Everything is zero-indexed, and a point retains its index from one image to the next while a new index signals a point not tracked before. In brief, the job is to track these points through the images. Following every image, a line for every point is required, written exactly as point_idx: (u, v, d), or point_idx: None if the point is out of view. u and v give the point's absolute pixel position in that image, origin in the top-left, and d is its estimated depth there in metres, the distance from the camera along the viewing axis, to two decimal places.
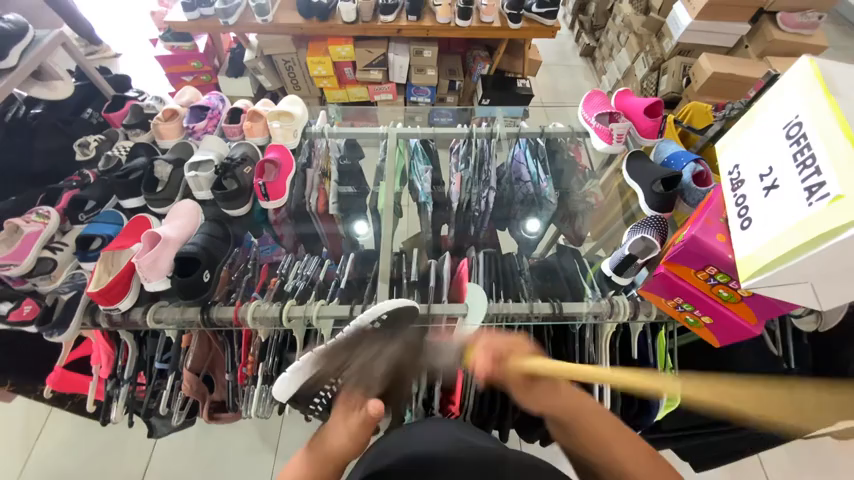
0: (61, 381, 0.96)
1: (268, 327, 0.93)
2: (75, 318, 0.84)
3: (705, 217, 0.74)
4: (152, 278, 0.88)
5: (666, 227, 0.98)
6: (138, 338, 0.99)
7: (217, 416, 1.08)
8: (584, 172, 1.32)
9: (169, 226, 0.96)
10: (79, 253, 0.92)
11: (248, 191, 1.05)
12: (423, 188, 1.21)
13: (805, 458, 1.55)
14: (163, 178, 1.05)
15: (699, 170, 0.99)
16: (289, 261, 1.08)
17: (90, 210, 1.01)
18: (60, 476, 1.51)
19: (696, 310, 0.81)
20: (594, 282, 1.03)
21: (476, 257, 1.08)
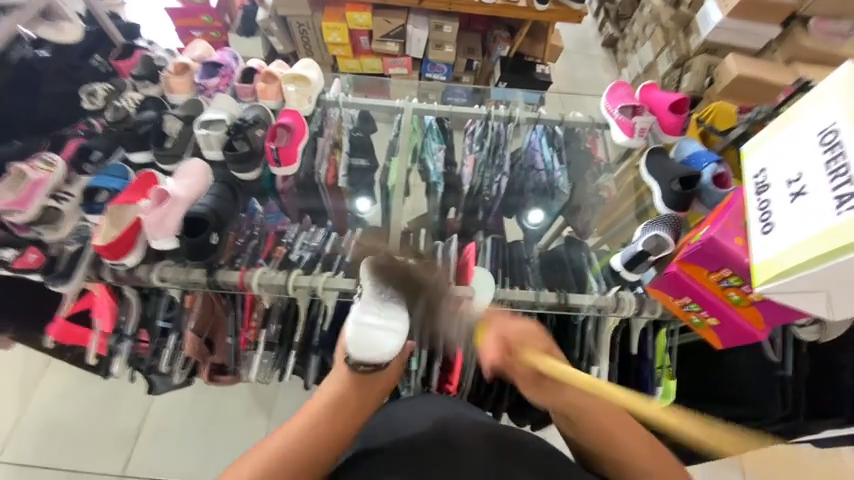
0: (64, 332, 0.97)
1: (273, 294, 0.92)
2: (81, 270, 0.84)
3: (724, 219, 0.73)
4: (159, 236, 0.86)
5: (680, 226, 0.98)
6: (143, 295, 0.98)
7: (217, 378, 1.07)
8: (599, 164, 1.30)
9: (177, 184, 0.94)
10: (85, 204, 0.92)
11: (259, 156, 1.03)
12: (435, 168, 1.19)
13: (780, 461, 1.60)
14: (171, 133, 1.04)
15: (720, 171, 0.98)
16: (295, 230, 1.05)
17: (97, 160, 1.00)
18: (56, 423, 1.54)
19: (702, 311, 0.80)
20: (601, 275, 1.02)
21: (484, 242, 1.08)
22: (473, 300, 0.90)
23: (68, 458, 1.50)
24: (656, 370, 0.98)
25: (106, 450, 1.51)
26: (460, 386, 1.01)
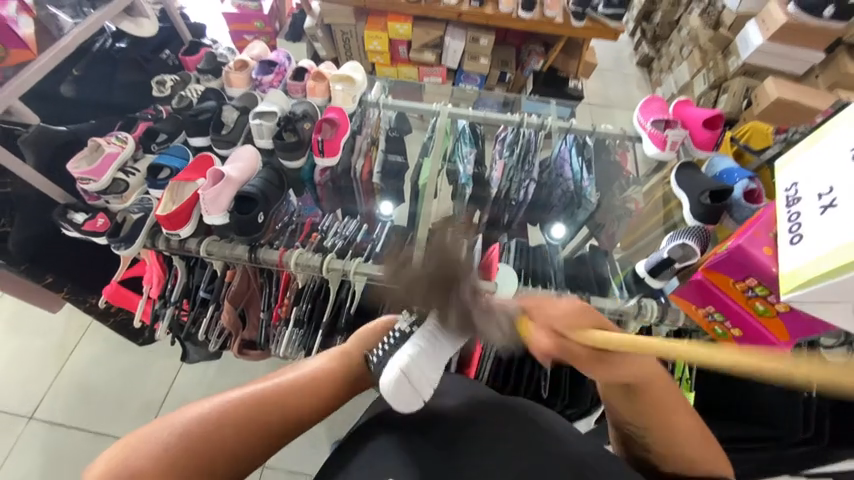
0: (115, 294, 1.05)
1: (307, 274, 0.99)
2: (140, 237, 0.93)
3: (753, 229, 0.75)
4: (212, 212, 0.95)
5: (707, 239, 0.99)
6: (188, 267, 1.06)
7: (246, 352, 1.13)
8: (627, 178, 1.31)
9: (232, 166, 1.03)
10: (149, 180, 1.00)
11: (306, 145, 1.11)
12: (465, 170, 1.23)
13: None
14: (229, 122, 1.14)
15: (752, 187, 1.00)
16: (330, 221, 1.12)
17: (161, 141, 1.09)
18: (91, 385, 1.65)
19: (726, 321, 0.81)
20: (623, 283, 1.04)
21: (507, 244, 1.15)
22: None
23: (95, 421, 1.59)
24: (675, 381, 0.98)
25: (131, 417, 1.60)
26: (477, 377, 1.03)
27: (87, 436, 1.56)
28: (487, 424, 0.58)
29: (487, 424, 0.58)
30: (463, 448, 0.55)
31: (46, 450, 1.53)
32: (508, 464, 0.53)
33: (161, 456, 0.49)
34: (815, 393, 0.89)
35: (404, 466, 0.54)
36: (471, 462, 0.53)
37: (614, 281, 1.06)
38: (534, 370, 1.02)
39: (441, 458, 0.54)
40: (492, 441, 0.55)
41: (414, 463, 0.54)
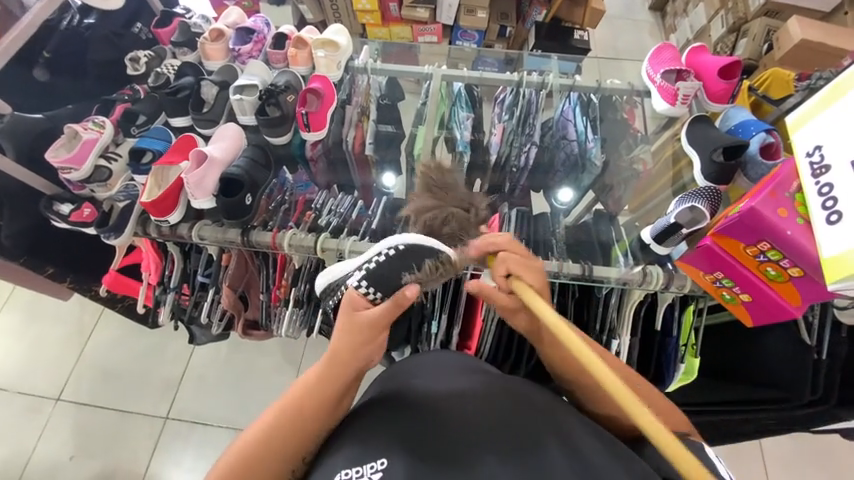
0: (115, 282, 1.05)
1: (301, 255, 0.97)
2: (129, 225, 0.92)
3: (769, 190, 0.70)
4: (198, 196, 0.93)
5: (719, 199, 0.93)
6: (184, 252, 1.05)
7: (250, 332, 1.15)
8: (636, 135, 1.24)
9: (215, 147, 1.00)
10: (132, 165, 0.99)
11: (290, 119, 1.06)
12: (462, 136, 1.16)
13: (809, 451, 1.55)
14: (209, 98, 1.09)
15: (770, 140, 0.92)
16: (324, 197, 1.08)
17: (142, 124, 1.06)
18: (111, 366, 1.72)
19: (735, 286, 0.77)
20: (628, 251, 0.99)
21: (509, 213, 1.09)
22: None
23: (119, 399, 1.67)
24: (680, 348, 0.97)
25: (152, 395, 1.67)
26: (479, 349, 1.04)
27: (112, 414, 1.64)
28: (478, 405, 0.58)
29: (478, 404, 0.59)
30: (452, 430, 0.56)
31: (76, 427, 1.62)
32: (497, 445, 0.53)
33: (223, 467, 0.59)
34: (825, 355, 0.87)
35: (396, 450, 0.55)
36: (462, 444, 0.54)
37: (619, 248, 1.01)
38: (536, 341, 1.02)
39: (431, 440, 0.55)
40: (483, 422, 0.56)
41: (406, 446, 0.55)
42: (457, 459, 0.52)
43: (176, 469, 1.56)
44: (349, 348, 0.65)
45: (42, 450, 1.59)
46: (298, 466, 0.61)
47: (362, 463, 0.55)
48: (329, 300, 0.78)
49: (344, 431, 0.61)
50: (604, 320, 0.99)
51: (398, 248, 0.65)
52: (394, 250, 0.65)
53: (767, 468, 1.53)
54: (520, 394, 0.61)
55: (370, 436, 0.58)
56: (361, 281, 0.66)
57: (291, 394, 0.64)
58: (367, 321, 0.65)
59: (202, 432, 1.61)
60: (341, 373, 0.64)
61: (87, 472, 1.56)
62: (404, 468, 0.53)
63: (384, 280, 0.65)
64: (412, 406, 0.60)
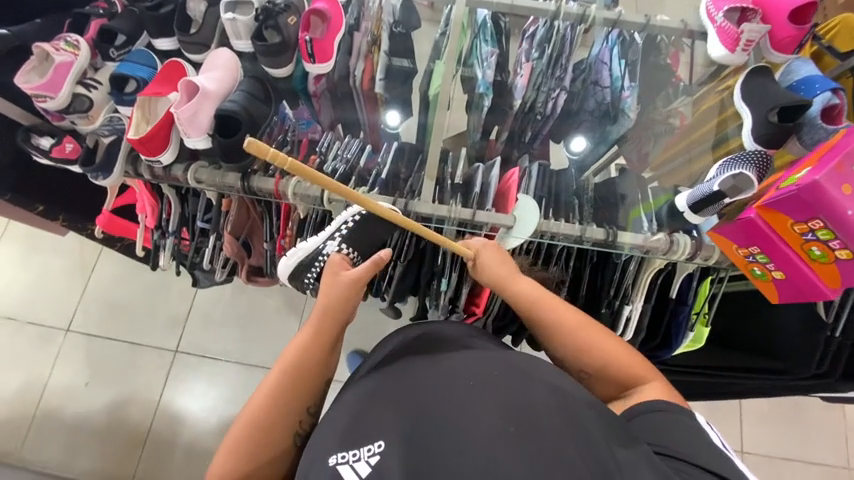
0: (111, 225, 1.00)
1: (307, 205, 0.90)
2: (119, 163, 0.84)
3: (836, 161, 0.63)
4: (192, 133, 0.84)
5: (767, 166, 0.85)
6: (181, 196, 0.98)
7: (255, 278, 1.12)
8: (678, 85, 1.10)
9: (207, 77, 0.88)
10: (115, 94, 0.88)
11: (293, 47, 0.93)
12: (484, 76, 1.03)
13: (784, 407, 1.66)
14: (196, 17, 0.93)
15: (833, 103, 0.84)
16: (329, 140, 0.99)
17: (121, 46, 0.92)
18: (116, 301, 1.73)
19: (769, 263, 0.72)
20: (653, 215, 0.92)
21: (528, 168, 1.01)
22: (511, 231, 0.87)
23: (128, 333, 1.71)
24: (691, 316, 0.95)
25: (160, 330, 1.71)
26: (486, 308, 1.02)
27: (124, 346, 1.70)
28: (487, 384, 0.58)
29: (481, 379, 0.59)
30: (459, 412, 0.55)
31: (89, 356, 1.69)
32: (506, 424, 0.54)
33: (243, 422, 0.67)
34: (838, 333, 0.87)
35: (403, 423, 0.55)
36: (470, 422, 0.55)
37: (643, 211, 0.94)
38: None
39: (438, 417, 0.56)
40: (491, 401, 0.56)
41: (413, 421, 0.56)
42: (465, 436, 0.53)
43: (188, 398, 1.65)
44: (337, 301, 0.75)
45: (59, 376, 1.67)
46: (304, 418, 0.70)
47: (358, 446, 0.55)
48: (308, 274, 0.85)
49: (352, 398, 0.62)
50: (619, 286, 0.95)
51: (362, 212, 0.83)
52: (359, 214, 0.83)
53: (742, 418, 1.64)
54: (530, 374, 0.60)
55: (379, 407, 0.59)
56: (340, 246, 0.81)
57: (285, 359, 0.72)
58: (349, 279, 0.76)
59: (211, 366, 1.68)
60: (326, 332, 0.74)
61: (104, 397, 1.65)
62: (412, 444, 0.54)
63: (360, 242, 0.82)
64: (420, 382, 0.59)
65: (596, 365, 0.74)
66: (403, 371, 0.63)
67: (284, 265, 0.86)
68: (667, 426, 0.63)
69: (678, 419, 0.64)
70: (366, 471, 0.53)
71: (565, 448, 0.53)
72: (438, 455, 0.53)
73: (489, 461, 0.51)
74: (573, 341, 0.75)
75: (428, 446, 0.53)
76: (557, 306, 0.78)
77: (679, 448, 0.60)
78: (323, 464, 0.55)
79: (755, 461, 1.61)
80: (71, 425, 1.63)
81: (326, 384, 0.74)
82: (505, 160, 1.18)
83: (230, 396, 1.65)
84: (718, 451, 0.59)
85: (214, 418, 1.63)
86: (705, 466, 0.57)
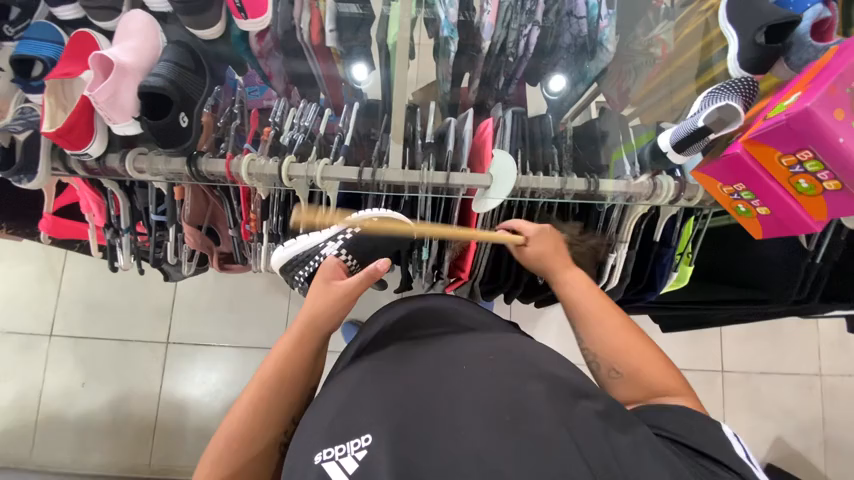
0: (55, 228, 0.92)
1: (267, 185, 0.82)
2: (42, 162, 0.75)
3: (829, 83, 0.57)
4: (117, 119, 0.73)
5: (755, 92, 0.79)
6: (126, 188, 0.89)
7: (227, 266, 1.07)
8: (659, 8, 1.00)
9: (121, 48, 0.76)
10: (19, 81, 0.76)
11: (217, 2, 0.80)
12: (447, 15, 0.90)
13: (762, 326, 1.75)
14: None
15: (826, 17, 0.77)
16: (282, 106, 0.90)
17: (16, 21, 0.78)
18: (94, 301, 1.67)
19: (754, 200, 0.70)
20: (635, 158, 0.87)
21: (503, 116, 0.93)
22: (488, 192, 0.82)
23: (114, 331, 1.67)
24: (676, 257, 0.94)
25: (147, 324, 1.68)
26: (472, 271, 0.99)
27: (114, 344, 1.67)
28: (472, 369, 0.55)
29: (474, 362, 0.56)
30: (445, 400, 0.52)
31: (79, 359, 1.66)
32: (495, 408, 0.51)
33: (231, 426, 0.67)
34: (819, 259, 0.87)
35: (389, 412, 0.52)
36: (458, 404, 0.52)
37: (624, 152, 0.89)
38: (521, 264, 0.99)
39: (425, 401, 0.53)
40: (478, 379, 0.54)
41: (400, 409, 0.52)
42: (453, 423, 0.51)
43: (188, 384, 1.66)
44: (323, 310, 0.72)
45: (53, 381, 1.65)
46: (289, 427, 0.69)
47: (344, 441, 0.52)
48: (300, 271, 0.86)
49: (335, 393, 0.58)
50: (603, 234, 0.93)
51: (372, 218, 0.80)
52: (367, 218, 0.80)
53: (723, 343, 1.73)
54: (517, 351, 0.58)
55: (364, 398, 0.55)
56: (339, 250, 0.81)
57: (265, 366, 0.70)
58: (341, 289, 0.74)
59: (206, 352, 1.67)
60: (309, 339, 0.71)
61: (105, 394, 1.65)
62: (398, 436, 0.51)
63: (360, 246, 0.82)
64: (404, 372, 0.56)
65: (627, 364, 0.72)
66: (385, 362, 0.59)
67: (277, 256, 0.85)
68: (688, 424, 0.61)
69: (701, 425, 0.60)
70: (353, 467, 0.50)
71: (556, 425, 0.51)
72: (426, 448, 0.50)
73: (478, 451, 0.49)
74: (609, 331, 0.75)
75: (417, 431, 0.50)
76: (605, 298, 0.79)
77: (698, 439, 0.58)
78: (309, 464, 0.52)
79: (735, 378, 1.73)
80: (76, 424, 1.64)
81: (310, 392, 0.72)
82: (479, 108, 1.10)
83: (230, 378, 1.66)
84: (733, 451, 0.57)
85: (219, 401, 1.66)
86: (722, 462, 0.56)
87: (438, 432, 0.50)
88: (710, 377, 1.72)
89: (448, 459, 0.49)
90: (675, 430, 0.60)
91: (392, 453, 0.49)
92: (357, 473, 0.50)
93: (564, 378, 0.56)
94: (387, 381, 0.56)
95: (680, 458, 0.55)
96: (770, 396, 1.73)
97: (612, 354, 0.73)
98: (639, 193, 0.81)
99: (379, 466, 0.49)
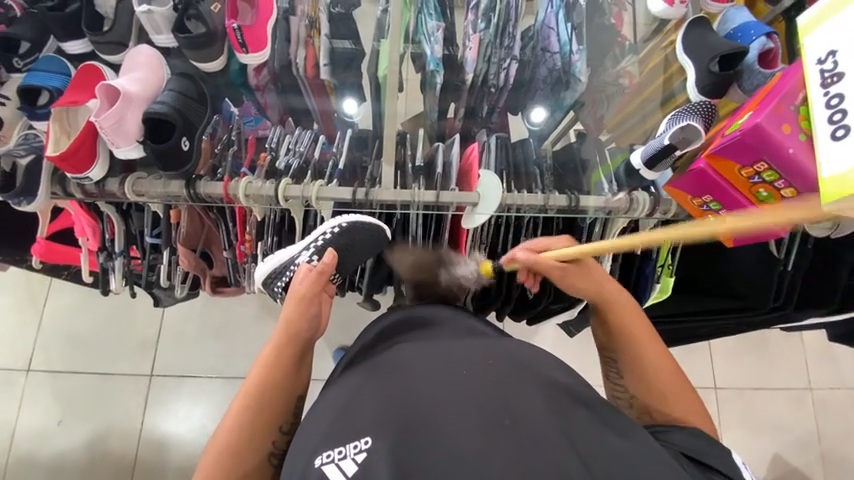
0: (48, 253, 0.91)
1: (263, 206, 0.85)
2: (43, 185, 0.77)
3: (775, 103, 0.65)
4: (121, 144, 0.77)
5: (713, 114, 0.88)
6: (122, 212, 0.90)
7: (220, 290, 1.07)
8: (623, 45, 1.11)
9: (128, 79, 0.81)
10: (26, 109, 0.79)
11: (219, 38, 0.86)
12: (432, 51, 0.98)
13: (749, 342, 1.78)
14: (109, 14, 0.84)
15: (770, 47, 0.88)
16: (278, 134, 0.95)
17: (26, 54, 0.83)
18: (76, 333, 1.62)
19: (722, 209, 0.76)
20: (612, 176, 0.93)
21: (487, 140, 0.99)
22: (476, 208, 0.86)
23: (95, 364, 1.61)
24: (657, 268, 0.98)
25: (130, 356, 1.62)
26: (464, 289, 1.01)
27: (95, 378, 1.60)
28: (470, 372, 0.55)
29: (474, 367, 0.55)
30: (442, 403, 0.52)
31: (56, 396, 1.58)
32: (492, 409, 0.51)
33: (217, 445, 0.65)
34: (790, 267, 0.93)
35: (386, 417, 0.52)
36: (456, 406, 0.51)
37: (603, 173, 0.95)
38: (511, 280, 1.01)
39: (422, 405, 0.52)
40: (474, 380, 0.54)
41: (396, 414, 0.52)
42: (451, 426, 0.50)
43: (171, 419, 1.59)
44: (299, 314, 0.72)
45: (25, 419, 1.56)
46: (277, 437, 0.68)
47: (344, 443, 0.51)
48: (277, 283, 0.86)
49: (331, 402, 0.58)
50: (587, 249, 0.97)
51: (342, 225, 0.82)
52: (338, 227, 0.83)
53: (713, 359, 1.75)
54: (514, 352, 0.59)
55: (360, 404, 0.55)
56: (311, 256, 0.80)
57: (249, 380, 0.69)
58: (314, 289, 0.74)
59: (192, 384, 1.62)
60: (287, 346, 0.70)
61: (81, 433, 1.56)
62: (395, 441, 0.50)
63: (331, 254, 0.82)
64: (400, 377, 0.56)
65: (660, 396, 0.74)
66: (381, 368, 0.59)
67: (258, 270, 0.87)
68: (701, 447, 0.62)
69: (704, 441, 0.62)
70: (353, 470, 0.50)
71: (554, 425, 0.51)
72: (424, 453, 0.49)
73: (477, 455, 0.48)
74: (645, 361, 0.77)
75: (416, 431, 0.50)
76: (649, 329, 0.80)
77: (704, 455, 0.60)
78: (310, 465, 0.52)
79: (728, 395, 1.73)
80: (48, 468, 1.54)
81: (298, 400, 0.71)
82: (465, 135, 1.17)
83: (216, 411, 1.60)
84: (730, 459, 0.60)
85: (203, 437, 1.58)
86: (720, 470, 0.58)
87: (436, 436, 0.50)
88: (704, 393, 1.72)
89: (447, 463, 0.48)
90: (687, 447, 0.62)
91: (391, 454, 0.49)
92: (357, 475, 0.49)
93: (563, 385, 0.55)
94: (384, 387, 0.55)
95: (688, 470, 0.55)
96: (764, 413, 1.73)
97: (642, 376, 0.76)
98: (617, 206, 0.86)
99: (379, 468, 0.48)
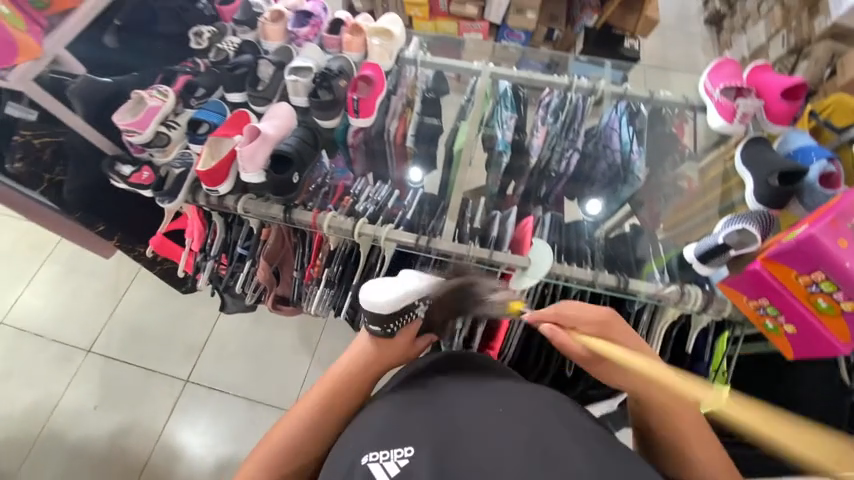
0: (161, 246, 1.12)
1: (339, 237, 0.98)
2: (182, 192, 0.98)
3: (830, 217, 0.68)
4: (249, 169, 0.96)
5: (771, 224, 0.90)
6: (227, 223, 1.09)
7: (279, 307, 1.18)
8: (683, 151, 1.19)
9: (269, 124, 1.03)
10: (189, 135, 1.05)
11: (341, 104, 1.09)
12: (503, 135, 1.13)
13: None
14: (264, 77, 1.13)
15: (831, 170, 0.90)
16: (362, 185, 1.11)
17: (200, 96, 1.10)
18: (140, 326, 1.80)
19: (780, 316, 0.75)
20: (665, 268, 0.97)
21: (542, 217, 1.08)
22: (526, 272, 0.92)
23: (144, 359, 1.75)
24: (711, 373, 0.93)
25: (175, 358, 1.75)
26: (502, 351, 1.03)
27: (140, 372, 1.73)
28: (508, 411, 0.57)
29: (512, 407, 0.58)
30: (482, 433, 0.54)
31: (103, 380, 1.72)
32: (530, 449, 0.52)
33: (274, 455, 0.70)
34: None
35: (431, 431, 0.55)
36: (496, 434, 0.54)
37: (655, 265, 0.98)
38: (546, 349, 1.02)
39: (463, 431, 0.55)
40: (514, 419, 0.55)
41: (439, 432, 0.55)
42: (489, 459, 0.52)
43: (190, 431, 1.64)
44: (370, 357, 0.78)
45: (70, 397, 1.70)
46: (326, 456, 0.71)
47: (390, 446, 0.55)
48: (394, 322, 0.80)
49: (376, 414, 0.62)
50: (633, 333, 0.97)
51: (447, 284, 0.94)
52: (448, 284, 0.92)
53: None
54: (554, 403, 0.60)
55: (400, 424, 0.58)
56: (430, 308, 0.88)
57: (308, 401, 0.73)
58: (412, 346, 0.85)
59: (217, 399, 1.68)
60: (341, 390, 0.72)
61: (111, 422, 1.66)
62: (435, 459, 0.52)
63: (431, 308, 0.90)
64: (443, 403, 0.60)
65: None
66: (424, 393, 0.63)
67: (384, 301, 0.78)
68: None
69: None
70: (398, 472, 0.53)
71: None
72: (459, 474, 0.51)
73: None
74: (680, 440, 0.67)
75: (455, 446, 0.53)
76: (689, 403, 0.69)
77: None
78: (357, 463, 0.56)
79: None
80: (71, 450, 1.62)
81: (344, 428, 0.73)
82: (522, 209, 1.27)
83: (231, 432, 1.63)
84: None
85: (212, 456, 1.60)
86: None
87: (473, 460, 0.52)
88: None
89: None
90: None
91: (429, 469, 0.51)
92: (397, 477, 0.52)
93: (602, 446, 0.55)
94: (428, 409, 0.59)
95: None
96: None
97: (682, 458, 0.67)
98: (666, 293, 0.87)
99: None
